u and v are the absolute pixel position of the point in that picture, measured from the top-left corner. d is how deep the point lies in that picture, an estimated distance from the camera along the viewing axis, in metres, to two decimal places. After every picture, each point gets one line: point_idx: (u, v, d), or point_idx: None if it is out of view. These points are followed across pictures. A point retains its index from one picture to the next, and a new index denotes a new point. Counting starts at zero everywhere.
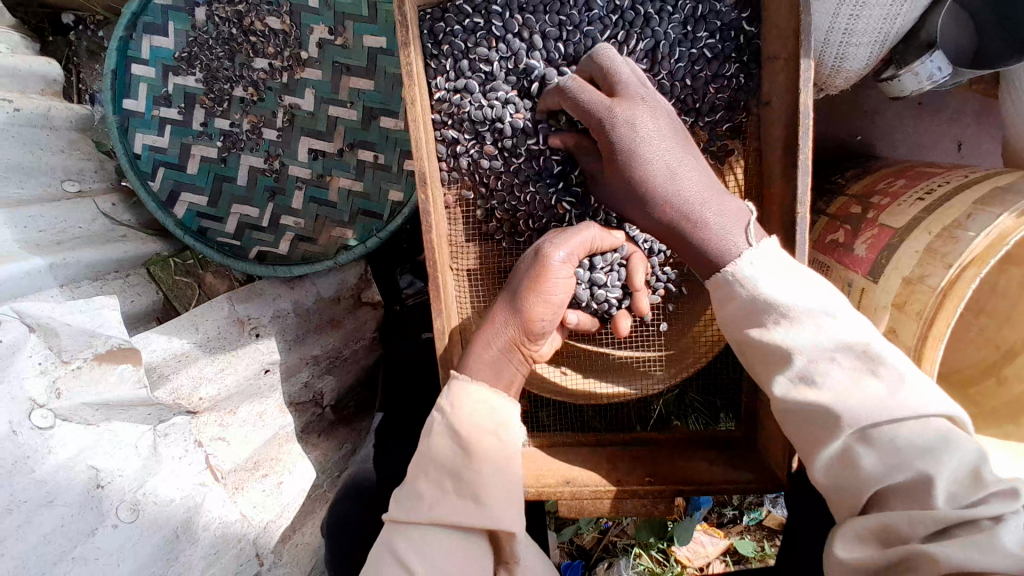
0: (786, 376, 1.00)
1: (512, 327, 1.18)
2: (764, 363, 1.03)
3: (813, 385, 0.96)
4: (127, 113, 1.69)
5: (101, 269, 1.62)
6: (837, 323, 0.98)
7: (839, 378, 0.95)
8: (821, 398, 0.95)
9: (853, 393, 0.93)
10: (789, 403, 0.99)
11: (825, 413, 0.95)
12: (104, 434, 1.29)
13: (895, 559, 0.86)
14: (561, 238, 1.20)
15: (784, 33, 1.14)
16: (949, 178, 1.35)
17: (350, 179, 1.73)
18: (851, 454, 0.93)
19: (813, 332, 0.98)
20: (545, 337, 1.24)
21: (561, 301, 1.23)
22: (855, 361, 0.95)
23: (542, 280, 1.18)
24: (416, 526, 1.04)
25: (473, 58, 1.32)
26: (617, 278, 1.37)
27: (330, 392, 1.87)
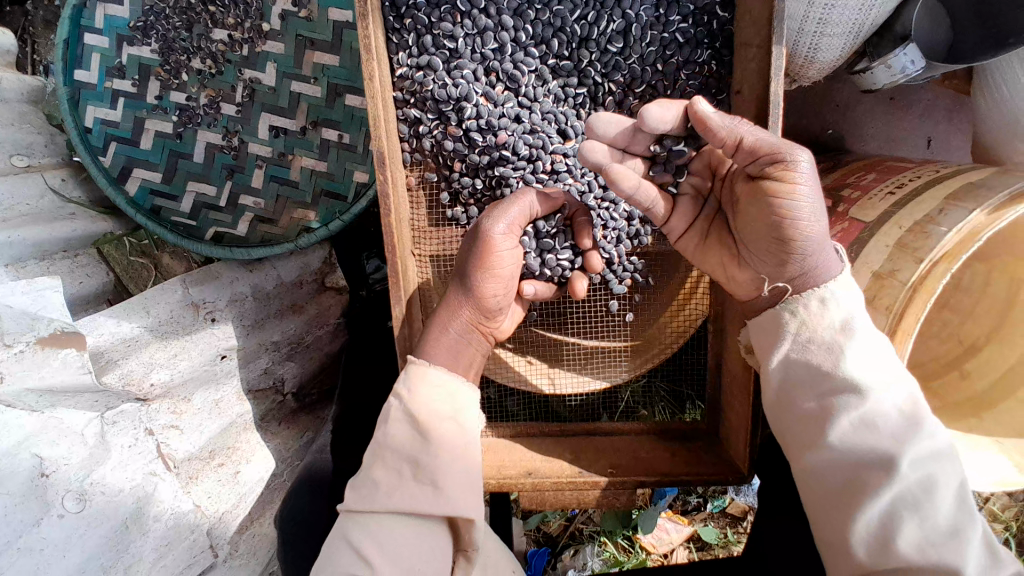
0: (845, 419, 0.98)
1: (467, 307, 1.16)
2: (816, 406, 1.02)
3: (869, 435, 0.97)
4: (78, 85, 1.60)
5: (48, 249, 1.54)
6: (902, 377, 0.99)
7: (897, 430, 0.96)
8: (874, 448, 0.96)
9: (913, 449, 0.94)
10: (837, 450, 0.99)
11: (877, 470, 0.95)
12: (50, 420, 1.21)
13: None
14: (498, 210, 1.17)
15: (758, 19, 1.11)
16: (921, 173, 1.34)
17: (314, 159, 1.66)
18: (891, 512, 0.93)
19: (892, 382, 0.98)
20: (502, 312, 1.23)
21: (511, 273, 1.21)
22: (912, 415, 0.97)
23: (488, 257, 1.15)
24: (374, 515, 1.00)
25: (436, 33, 1.26)
26: (565, 240, 1.34)
27: (292, 378, 1.81)
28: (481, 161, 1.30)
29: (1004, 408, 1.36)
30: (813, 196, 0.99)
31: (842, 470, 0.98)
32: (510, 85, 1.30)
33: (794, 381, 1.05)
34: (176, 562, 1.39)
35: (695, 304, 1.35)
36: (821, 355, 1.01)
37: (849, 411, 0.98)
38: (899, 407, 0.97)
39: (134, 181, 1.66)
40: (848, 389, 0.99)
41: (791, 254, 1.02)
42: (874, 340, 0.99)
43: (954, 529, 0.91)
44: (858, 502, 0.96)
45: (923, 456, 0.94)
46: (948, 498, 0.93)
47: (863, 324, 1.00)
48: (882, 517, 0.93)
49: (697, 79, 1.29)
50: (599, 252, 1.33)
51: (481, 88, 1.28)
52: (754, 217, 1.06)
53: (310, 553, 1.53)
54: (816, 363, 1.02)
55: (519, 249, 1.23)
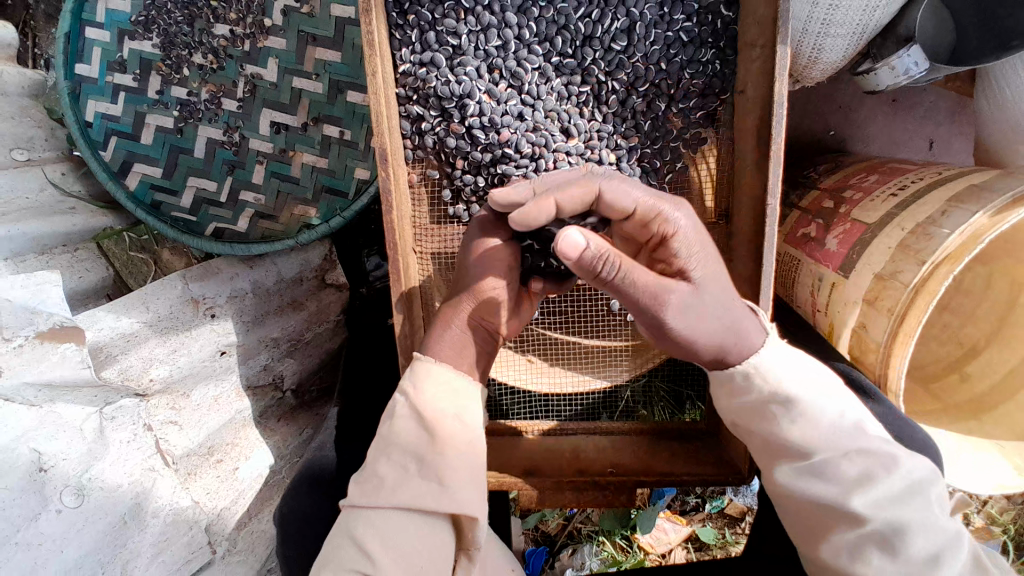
0: (795, 467, 0.99)
1: (467, 301, 1.15)
2: (770, 455, 1.03)
3: (821, 480, 0.96)
4: (79, 79, 1.59)
5: (47, 243, 1.53)
6: (849, 422, 0.98)
7: (851, 477, 0.94)
8: (830, 493, 0.95)
9: (871, 487, 0.93)
10: (794, 495, 0.99)
11: (837, 512, 0.94)
12: (48, 416, 1.22)
13: None
14: (493, 204, 1.20)
15: (762, 19, 1.10)
16: (923, 174, 1.34)
17: (315, 155, 1.66)
18: (861, 550, 0.92)
19: (834, 426, 0.98)
20: (507, 309, 1.20)
21: (510, 266, 1.20)
22: (865, 457, 0.95)
23: (485, 248, 1.16)
24: (378, 511, 1.00)
25: (440, 30, 1.25)
26: None
27: (291, 375, 1.81)
28: (483, 158, 1.29)
29: (1003, 411, 1.37)
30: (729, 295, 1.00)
31: (805, 514, 0.99)
32: (513, 83, 1.29)
33: (744, 427, 1.08)
34: (174, 557, 1.39)
35: None
36: (758, 417, 1.03)
37: (796, 460, 0.99)
38: (850, 456, 0.95)
39: (134, 176, 1.65)
40: (792, 443, 0.99)
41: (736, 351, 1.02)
42: (807, 398, 0.99)
43: (931, 559, 0.88)
44: (823, 541, 0.97)
45: (881, 499, 0.92)
46: (918, 529, 0.90)
47: (796, 384, 1.00)
48: (847, 558, 0.93)
49: (701, 78, 1.29)
50: None
51: (485, 85, 1.27)
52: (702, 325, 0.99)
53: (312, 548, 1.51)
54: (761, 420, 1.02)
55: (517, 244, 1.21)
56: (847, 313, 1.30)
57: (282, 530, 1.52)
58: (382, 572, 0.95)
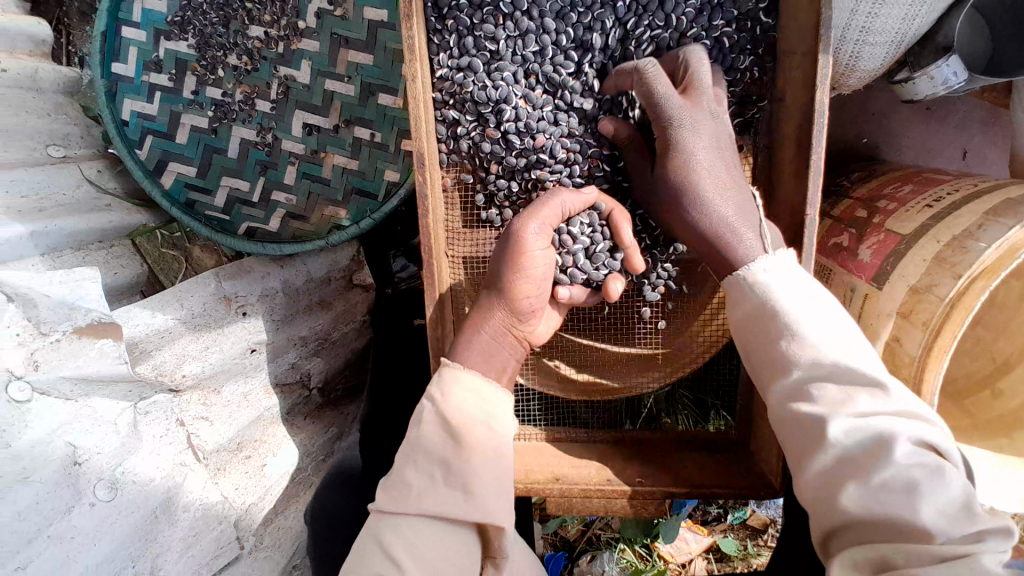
0: (786, 386, 0.99)
1: (499, 310, 1.16)
2: (767, 373, 1.03)
3: (809, 397, 0.95)
4: (116, 78, 1.62)
5: (84, 238, 1.56)
6: (839, 342, 0.97)
7: (835, 396, 0.93)
8: (815, 409, 0.94)
9: (850, 409, 0.91)
10: (783, 414, 0.98)
11: (816, 432, 0.93)
12: (83, 410, 1.24)
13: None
14: (531, 211, 1.17)
15: (804, 27, 1.10)
16: (959, 186, 1.32)
17: (346, 157, 1.68)
18: (838, 476, 0.90)
19: (829, 341, 0.97)
20: (537, 315, 1.21)
21: (544, 275, 1.19)
22: (850, 380, 0.93)
23: (520, 257, 1.15)
24: (405, 518, 1.01)
25: (478, 35, 1.26)
26: (603, 238, 1.30)
27: (317, 374, 1.81)
28: (517, 163, 1.29)
29: None
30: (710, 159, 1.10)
31: (791, 435, 0.97)
32: (549, 88, 1.30)
33: (748, 346, 1.07)
34: (204, 551, 1.42)
35: None
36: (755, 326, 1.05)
37: (784, 378, 1.00)
38: (834, 376, 0.95)
39: (169, 174, 1.68)
40: (785, 357, 1.00)
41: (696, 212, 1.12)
42: (801, 306, 1.01)
43: (910, 486, 0.85)
44: (803, 463, 0.95)
45: (861, 416, 0.90)
46: (899, 454, 0.86)
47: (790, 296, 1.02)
48: (826, 478, 0.91)
49: (737, 86, 1.28)
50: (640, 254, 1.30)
51: (521, 90, 1.28)
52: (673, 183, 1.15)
53: (332, 550, 1.63)
54: (761, 330, 1.04)
55: (551, 252, 1.21)
56: (880, 324, 1.28)
57: (310, 526, 1.65)
58: None
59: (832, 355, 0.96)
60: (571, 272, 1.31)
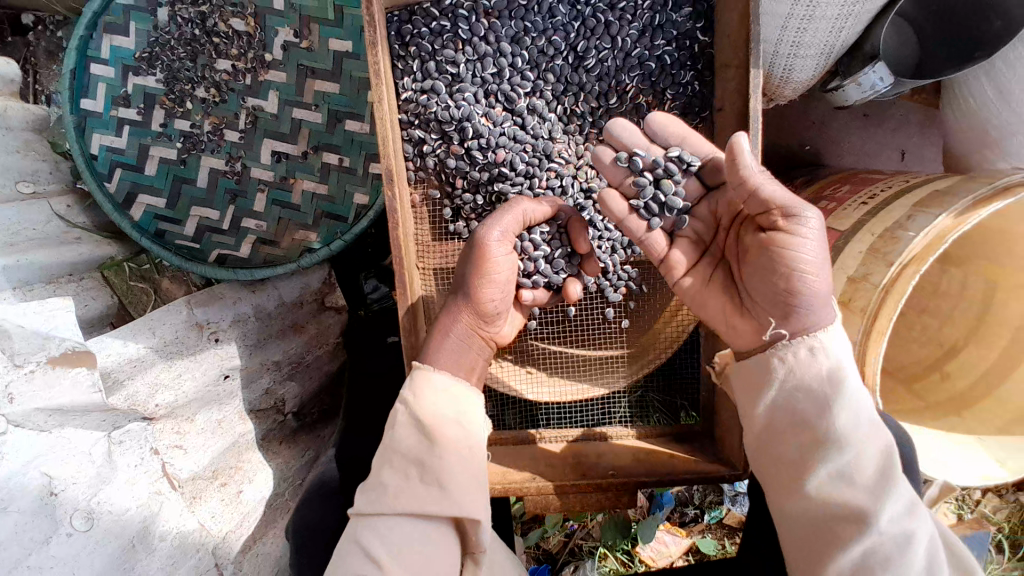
0: (822, 471, 0.98)
1: (466, 313, 1.20)
2: (800, 457, 1.01)
3: (850, 486, 0.96)
4: (85, 114, 1.65)
5: (54, 271, 1.55)
6: (880, 432, 0.99)
7: (878, 484, 0.95)
8: (856, 500, 0.95)
9: (887, 504, 0.94)
10: (815, 501, 0.98)
11: (852, 521, 0.94)
12: (58, 440, 1.25)
13: None
14: (495, 218, 1.22)
15: (736, 42, 1.19)
16: (891, 183, 1.43)
17: (315, 182, 1.72)
18: (865, 571, 0.92)
19: (873, 435, 0.98)
20: (502, 317, 1.27)
21: (508, 279, 1.25)
22: (891, 474, 0.96)
23: (485, 263, 1.19)
24: (382, 518, 1.03)
25: (439, 60, 1.33)
26: (561, 246, 1.37)
27: (292, 398, 1.83)
28: (481, 177, 1.36)
29: (983, 406, 1.44)
30: (817, 252, 1.01)
31: (822, 518, 0.97)
32: (508, 106, 1.37)
33: (779, 421, 1.04)
34: None
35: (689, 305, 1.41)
36: (806, 403, 1.01)
37: (829, 460, 0.97)
38: (878, 466, 0.96)
39: (138, 206, 1.70)
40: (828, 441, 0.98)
41: (794, 308, 1.03)
42: (861, 392, 1.00)
43: None
44: (829, 550, 0.96)
45: (896, 511, 0.93)
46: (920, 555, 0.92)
47: (852, 377, 1.00)
48: (855, 564, 0.93)
49: (681, 99, 1.37)
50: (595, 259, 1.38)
51: (482, 109, 1.35)
52: (764, 276, 1.07)
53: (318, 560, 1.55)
54: (803, 409, 1.01)
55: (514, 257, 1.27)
56: None
57: (292, 539, 1.57)
58: None
59: (878, 448, 0.97)
60: (534, 276, 1.37)
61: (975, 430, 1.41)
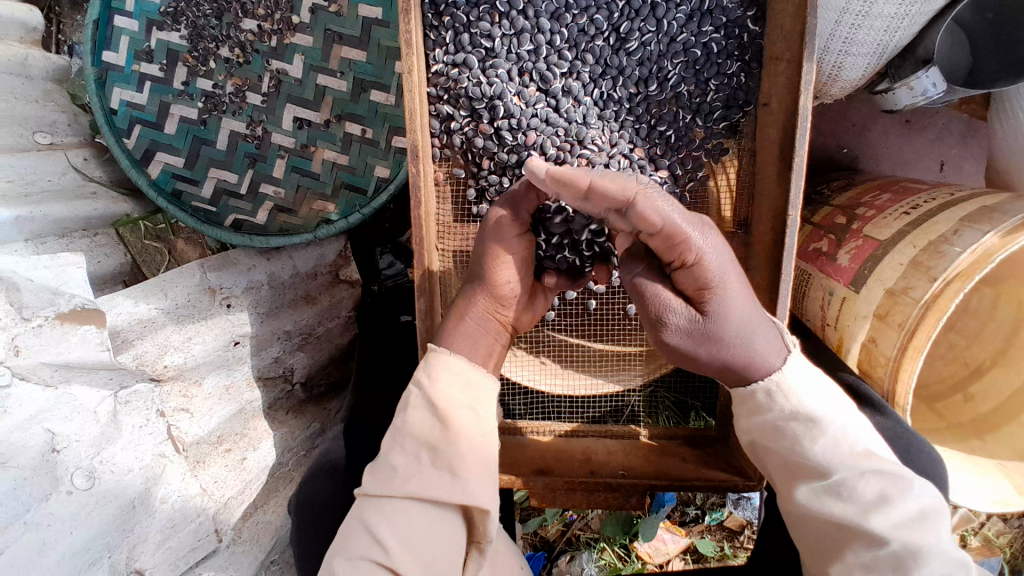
0: (816, 489, 0.99)
1: (483, 295, 1.16)
2: (791, 477, 1.02)
3: (844, 502, 0.96)
4: (106, 66, 1.61)
5: (68, 226, 1.53)
6: (867, 444, 0.99)
7: (869, 500, 0.95)
8: (851, 514, 0.95)
9: (885, 512, 0.93)
10: (814, 517, 0.99)
11: (854, 531, 0.95)
12: (63, 397, 1.22)
13: None
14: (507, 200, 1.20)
15: (789, 34, 1.13)
16: (936, 194, 1.36)
17: (335, 152, 1.68)
18: None
19: (859, 451, 0.98)
20: (521, 304, 1.22)
21: (524, 264, 1.21)
22: (885, 484, 0.95)
23: (500, 244, 1.16)
24: (391, 501, 1.01)
25: (474, 32, 1.27)
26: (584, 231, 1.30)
27: (300, 368, 1.81)
28: (509, 159, 1.31)
29: (1008, 430, 1.41)
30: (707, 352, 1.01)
31: (824, 532, 0.99)
32: (542, 87, 1.31)
33: (761, 447, 1.07)
34: (181, 545, 1.40)
35: None
36: (784, 433, 1.02)
37: (815, 481, 0.99)
38: (870, 480, 0.96)
39: (156, 164, 1.67)
40: (814, 463, 0.99)
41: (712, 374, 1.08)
42: (837, 418, 1.00)
43: None
44: (839, 559, 0.96)
45: (896, 518, 0.93)
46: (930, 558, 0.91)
47: (825, 403, 1.01)
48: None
49: (722, 91, 1.31)
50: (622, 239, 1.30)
51: (515, 88, 1.29)
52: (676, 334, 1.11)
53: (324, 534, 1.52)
54: (783, 435, 1.02)
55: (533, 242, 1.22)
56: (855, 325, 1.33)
57: (295, 516, 1.54)
58: (398, 563, 0.96)
59: (865, 460, 0.97)
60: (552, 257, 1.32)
61: (998, 456, 1.38)
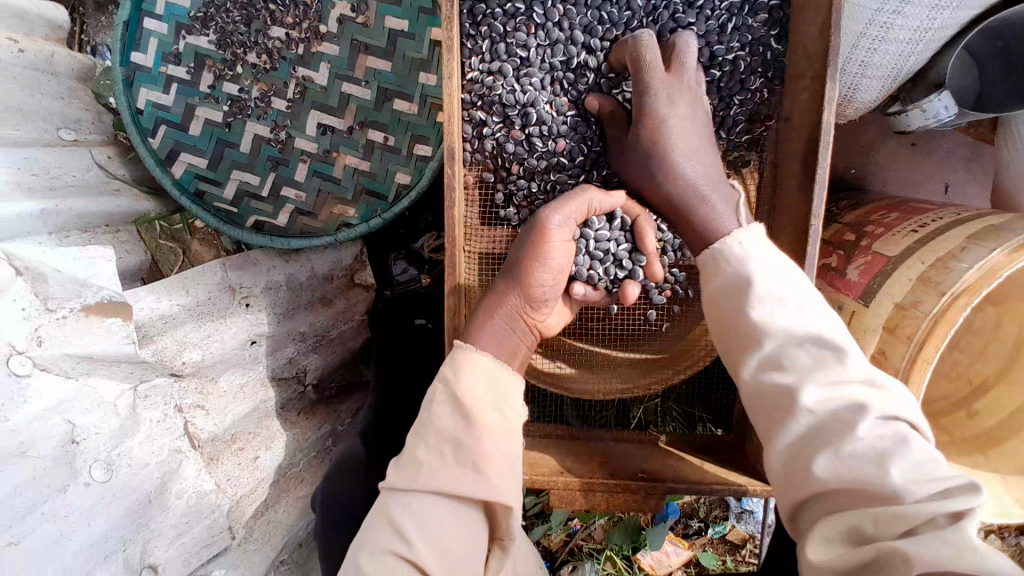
0: (758, 358, 0.98)
1: (514, 295, 1.19)
2: (739, 350, 1.02)
3: (783, 372, 0.93)
4: (133, 67, 1.65)
5: (92, 220, 1.56)
6: (810, 319, 0.97)
7: (806, 366, 0.92)
8: (788, 382, 0.92)
9: (818, 379, 0.90)
10: (757, 388, 0.97)
11: (789, 401, 0.91)
12: (84, 389, 1.21)
13: (867, 559, 0.78)
14: (557, 205, 1.21)
15: (812, 54, 1.18)
16: (943, 214, 1.42)
17: (358, 158, 1.71)
18: (807, 447, 0.88)
19: (799, 317, 0.97)
20: (550, 306, 1.25)
21: (562, 267, 1.23)
22: (822, 348, 0.93)
23: (542, 245, 1.17)
24: (416, 496, 1.02)
25: (510, 43, 1.32)
26: (623, 243, 1.33)
27: (313, 370, 1.83)
28: (538, 165, 1.34)
29: (1014, 445, 1.44)
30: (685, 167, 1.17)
31: (767, 404, 0.95)
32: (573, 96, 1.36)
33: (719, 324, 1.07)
34: (194, 541, 1.40)
35: None
36: (733, 304, 1.03)
37: (757, 353, 0.98)
38: (806, 349, 0.93)
39: (180, 164, 1.70)
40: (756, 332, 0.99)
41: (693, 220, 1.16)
42: (784, 288, 1.00)
43: (878, 453, 0.82)
44: (773, 432, 0.93)
45: (830, 385, 0.89)
46: (862, 424, 0.84)
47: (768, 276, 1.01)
48: (801, 441, 0.89)
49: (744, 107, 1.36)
50: (659, 262, 1.31)
51: (547, 97, 1.34)
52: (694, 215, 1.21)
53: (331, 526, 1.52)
54: (735, 306, 1.03)
55: (570, 248, 1.24)
56: (865, 338, 1.37)
57: (320, 510, 1.55)
58: (420, 561, 0.96)
59: (804, 330, 0.95)
60: (589, 272, 1.32)
61: (1003, 469, 1.41)
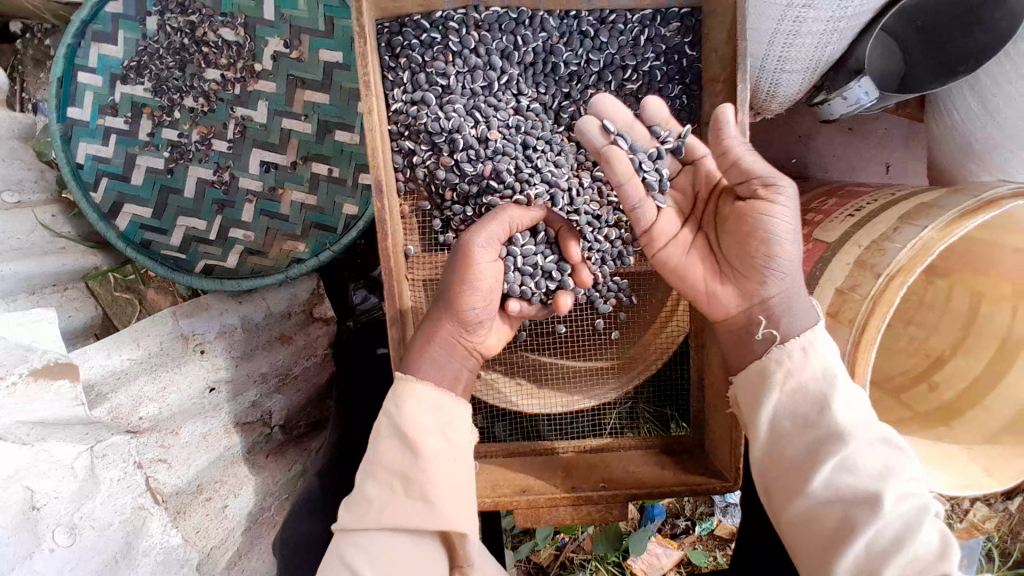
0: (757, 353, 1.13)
1: (450, 320, 1.17)
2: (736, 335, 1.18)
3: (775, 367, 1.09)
4: (71, 122, 1.63)
5: (37, 282, 1.54)
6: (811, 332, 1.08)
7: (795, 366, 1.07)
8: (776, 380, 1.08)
9: (805, 383, 1.05)
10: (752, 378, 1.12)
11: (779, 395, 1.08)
12: (40, 454, 1.18)
13: (816, 535, 1.00)
14: (482, 223, 1.18)
15: (723, 56, 1.20)
16: (878, 197, 1.44)
17: (304, 192, 1.71)
18: (784, 435, 1.07)
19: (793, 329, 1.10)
20: (485, 325, 1.23)
21: (494, 287, 1.20)
22: (809, 357, 1.07)
23: (468, 267, 1.14)
24: (366, 534, 1.02)
25: (430, 71, 1.33)
26: (548, 258, 1.34)
27: (279, 411, 1.82)
28: (470, 189, 1.34)
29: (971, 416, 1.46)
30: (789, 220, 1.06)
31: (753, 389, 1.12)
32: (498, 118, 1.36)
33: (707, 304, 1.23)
34: None
35: (678, 317, 1.42)
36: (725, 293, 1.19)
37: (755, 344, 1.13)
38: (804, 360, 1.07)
39: (124, 216, 1.68)
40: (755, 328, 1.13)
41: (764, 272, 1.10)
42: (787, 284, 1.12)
43: (839, 459, 1.00)
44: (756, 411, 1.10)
45: (813, 390, 1.05)
46: (829, 431, 1.02)
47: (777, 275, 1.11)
48: (776, 423, 1.08)
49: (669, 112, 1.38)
50: (587, 269, 1.36)
51: (474, 121, 1.34)
52: (733, 236, 1.14)
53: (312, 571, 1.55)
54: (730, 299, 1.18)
55: (501, 266, 1.21)
56: None
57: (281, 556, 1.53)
58: None
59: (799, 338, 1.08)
60: (522, 288, 1.32)
61: (963, 440, 1.42)
